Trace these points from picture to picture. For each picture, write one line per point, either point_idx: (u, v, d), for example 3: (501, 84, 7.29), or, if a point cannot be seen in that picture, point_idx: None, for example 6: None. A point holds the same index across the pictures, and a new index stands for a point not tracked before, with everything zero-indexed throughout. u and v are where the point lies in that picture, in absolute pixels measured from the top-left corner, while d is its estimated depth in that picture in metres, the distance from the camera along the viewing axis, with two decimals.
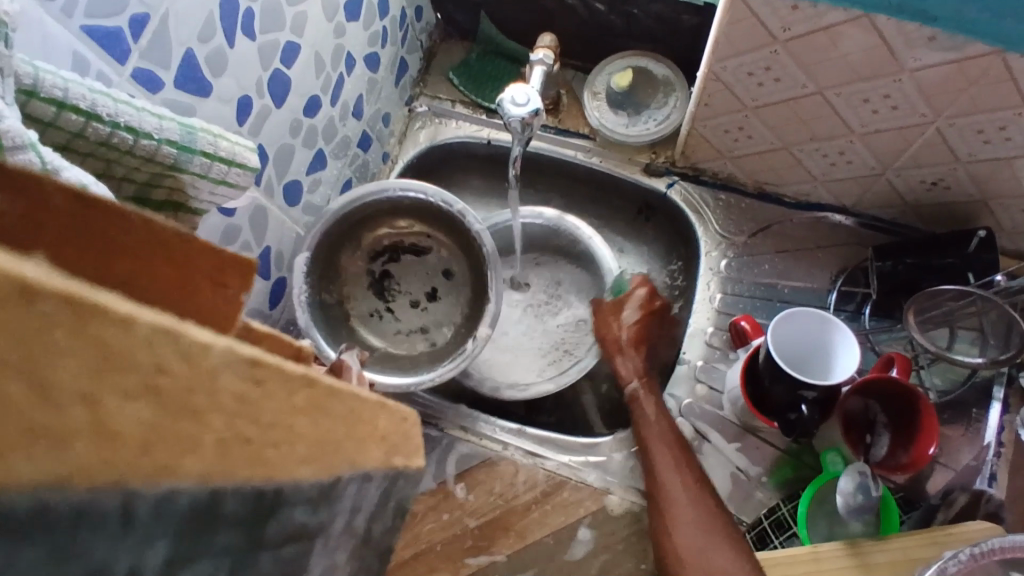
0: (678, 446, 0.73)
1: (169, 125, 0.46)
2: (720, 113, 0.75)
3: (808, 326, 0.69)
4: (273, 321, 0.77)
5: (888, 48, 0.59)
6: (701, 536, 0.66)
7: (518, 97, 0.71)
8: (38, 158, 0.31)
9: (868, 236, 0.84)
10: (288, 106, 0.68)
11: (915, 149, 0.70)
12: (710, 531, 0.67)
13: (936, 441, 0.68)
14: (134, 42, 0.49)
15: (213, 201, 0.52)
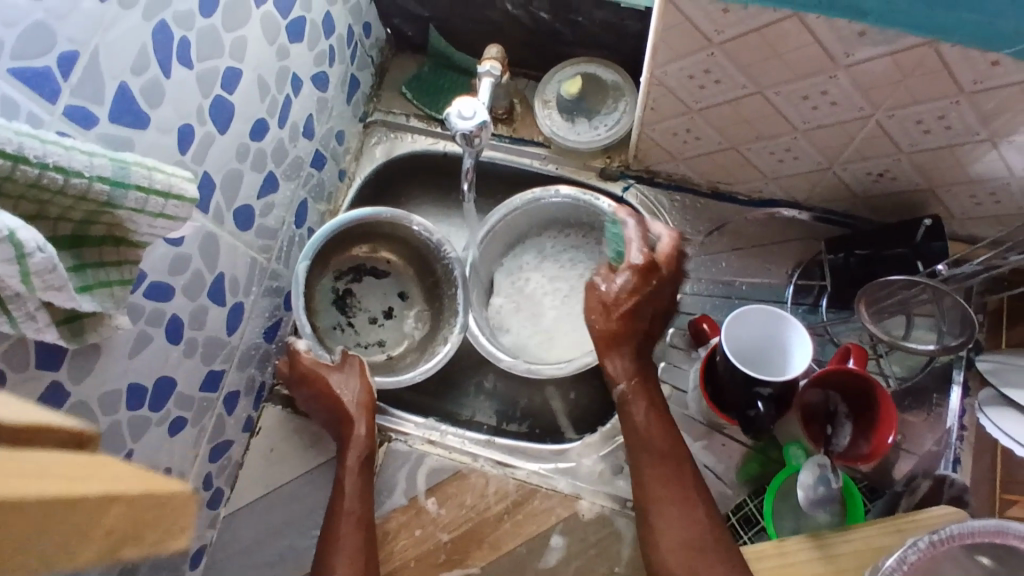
0: (676, 459, 0.71)
1: (100, 161, 0.46)
2: (667, 115, 0.76)
3: (754, 320, 0.70)
4: (233, 346, 0.77)
5: (821, 47, 0.59)
6: (698, 553, 0.66)
7: (465, 111, 0.71)
8: None
9: (822, 230, 0.86)
10: (232, 131, 0.68)
11: (858, 143, 0.70)
12: (708, 545, 0.66)
13: (894, 429, 0.70)
14: (64, 81, 0.49)
15: (154, 233, 0.53)
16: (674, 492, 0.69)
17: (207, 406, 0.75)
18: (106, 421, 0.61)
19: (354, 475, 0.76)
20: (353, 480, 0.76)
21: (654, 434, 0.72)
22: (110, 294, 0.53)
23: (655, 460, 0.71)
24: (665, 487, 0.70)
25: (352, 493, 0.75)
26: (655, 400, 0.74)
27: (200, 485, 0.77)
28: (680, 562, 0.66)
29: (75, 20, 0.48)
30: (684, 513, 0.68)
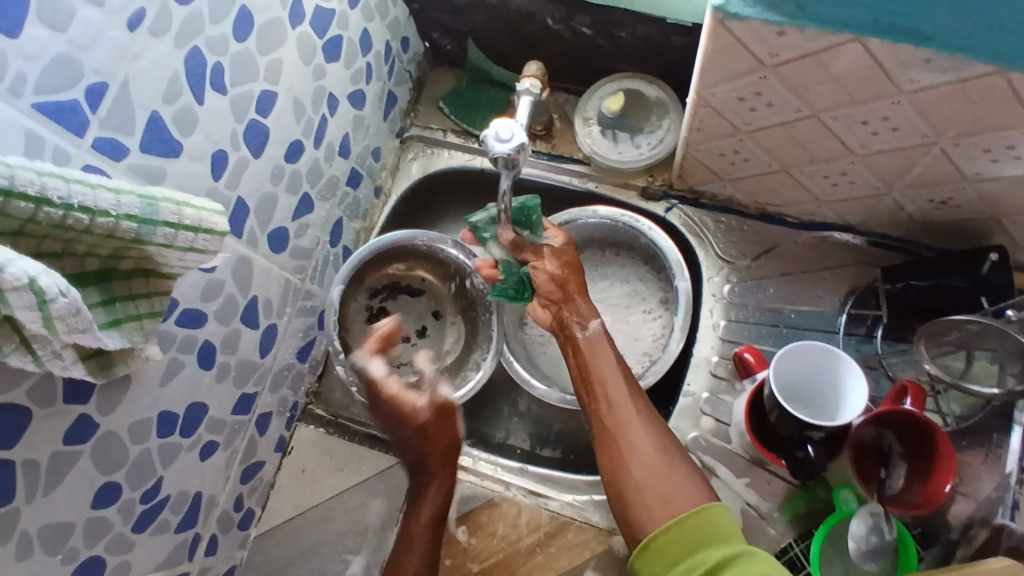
0: (633, 394, 0.72)
1: (127, 199, 0.45)
2: (714, 137, 0.73)
3: (817, 357, 0.68)
4: (266, 368, 0.76)
5: (882, 70, 0.55)
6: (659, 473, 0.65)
7: (502, 133, 0.69)
8: (22, 271, 0.38)
9: (879, 256, 0.81)
10: (266, 154, 0.67)
11: (920, 169, 0.66)
12: (667, 464, 0.65)
13: (953, 478, 0.65)
14: (92, 113, 0.48)
15: (184, 266, 0.52)
16: (633, 422, 0.69)
17: (239, 428, 0.74)
18: (137, 450, 0.61)
19: (437, 485, 0.74)
20: (433, 486, 0.74)
21: (611, 376, 0.73)
22: (140, 328, 0.52)
23: (613, 402, 0.71)
24: (633, 440, 0.68)
25: (430, 500, 0.73)
26: (613, 359, 0.75)
27: (231, 506, 0.77)
28: (641, 483, 0.64)
29: (99, 49, 0.47)
30: (643, 434, 0.68)
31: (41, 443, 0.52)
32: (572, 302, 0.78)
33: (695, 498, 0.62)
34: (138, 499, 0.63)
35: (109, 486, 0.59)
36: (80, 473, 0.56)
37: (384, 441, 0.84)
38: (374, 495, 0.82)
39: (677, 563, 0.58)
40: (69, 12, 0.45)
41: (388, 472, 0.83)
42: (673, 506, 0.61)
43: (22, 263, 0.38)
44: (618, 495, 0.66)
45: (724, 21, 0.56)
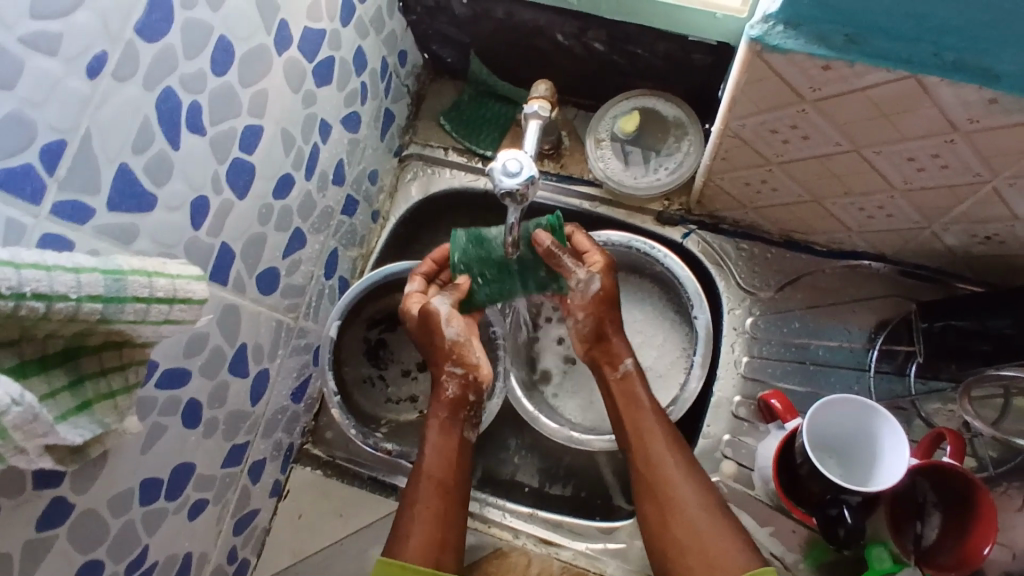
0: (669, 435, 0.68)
1: (90, 278, 0.40)
2: (741, 166, 0.67)
3: (850, 412, 0.64)
4: (258, 415, 0.72)
5: (942, 110, 0.50)
6: (703, 532, 0.61)
7: (510, 165, 0.63)
8: None
9: (912, 287, 0.76)
10: (252, 194, 0.61)
11: (968, 207, 0.60)
12: (710, 520, 0.62)
13: (993, 538, 0.59)
14: (49, 175, 0.43)
15: (160, 336, 0.47)
16: (675, 468, 0.65)
17: (230, 480, 0.70)
18: (119, 522, 0.56)
19: (430, 497, 0.67)
20: (427, 498, 0.67)
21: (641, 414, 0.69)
22: (114, 406, 0.47)
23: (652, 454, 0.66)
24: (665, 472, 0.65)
25: (420, 514, 0.66)
26: (644, 394, 0.70)
27: (225, 559, 0.72)
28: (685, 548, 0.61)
29: (58, 103, 0.42)
30: (685, 486, 0.64)
31: (9, 536, 0.46)
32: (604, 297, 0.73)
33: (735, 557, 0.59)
34: (122, 573, 0.58)
35: (91, 563, 0.54)
36: (57, 556, 0.51)
37: (384, 484, 0.79)
38: (375, 543, 0.77)
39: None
40: (18, 67, 0.40)
41: (389, 518, 0.78)
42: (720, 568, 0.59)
43: None
44: (663, 538, 0.63)
45: (762, 53, 0.50)
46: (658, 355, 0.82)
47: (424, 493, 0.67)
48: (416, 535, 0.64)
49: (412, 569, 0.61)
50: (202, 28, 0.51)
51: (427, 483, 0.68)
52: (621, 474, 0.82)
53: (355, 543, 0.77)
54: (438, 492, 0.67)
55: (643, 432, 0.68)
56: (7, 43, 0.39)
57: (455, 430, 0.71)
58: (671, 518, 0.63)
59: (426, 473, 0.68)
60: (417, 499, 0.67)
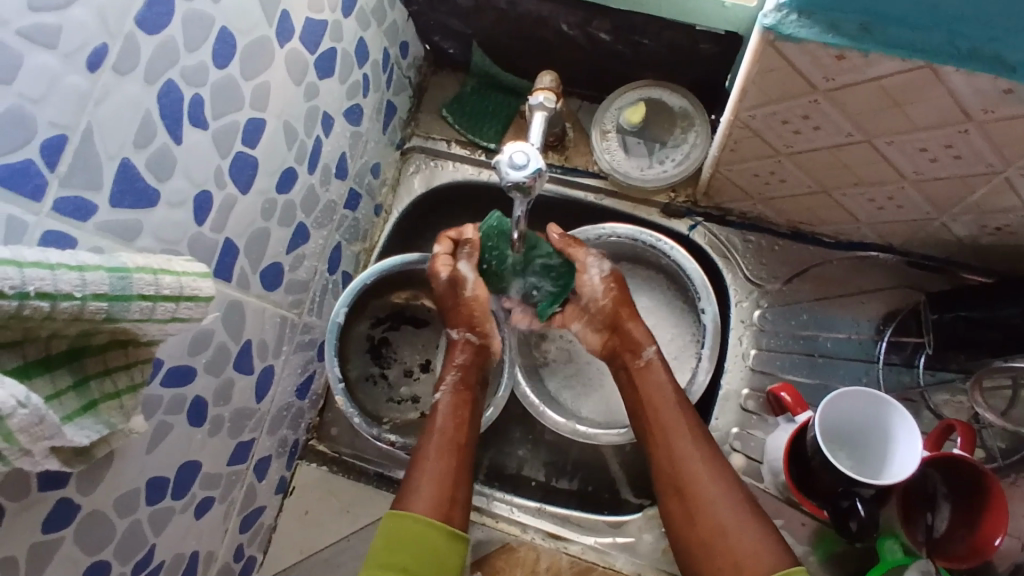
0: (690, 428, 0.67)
1: (94, 277, 0.39)
2: (750, 157, 0.67)
3: (863, 405, 0.64)
4: (264, 412, 0.71)
5: (955, 100, 0.49)
6: (727, 524, 0.61)
7: (516, 157, 0.62)
8: None
9: (921, 279, 0.75)
10: (256, 189, 0.60)
11: (979, 197, 0.59)
12: (739, 521, 0.61)
13: (1003, 529, 0.58)
14: (50, 172, 0.42)
15: (165, 335, 0.46)
16: (697, 457, 0.65)
17: (236, 478, 0.69)
18: (125, 522, 0.55)
19: (440, 451, 0.67)
20: (437, 453, 0.67)
21: (666, 408, 0.68)
22: (120, 406, 0.46)
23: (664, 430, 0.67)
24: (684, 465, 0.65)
25: (429, 468, 0.66)
26: (667, 385, 0.70)
27: (232, 557, 0.72)
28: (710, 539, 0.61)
29: (57, 98, 0.41)
30: (713, 480, 0.63)
31: (14, 539, 0.46)
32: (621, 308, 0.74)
33: (767, 559, 0.58)
34: (129, 572, 0.58)
35: (97, 565, 0.54)
36: (64, 558, 0.50)
37: (390, 480, 0.79)
38: None
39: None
40: (16, 62, 0.39)
41: None
42: (750, 568, 0.58)
43: None
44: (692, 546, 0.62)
45: (775, 43, 0.49)
46: (664, 349, 0.81)
47: (435, 448, 0.67)
48: (426, 488, 0.64)
49: (418, 518, 0.62)
50: (201, 19, 0.50)
51: (438, 438, 0.68)
52: (629, 467, 0.82)
53: (363, 540, 0.77)
54: (448, 448, 0.68)
55: (679, 435, 0.66)
56: (4, 36, 0.38)
57: (466, 391, 0.72)
58: (694, 508, 0.62)
59: (437, 431, 0.69)
60: (427, 456, 0.67)
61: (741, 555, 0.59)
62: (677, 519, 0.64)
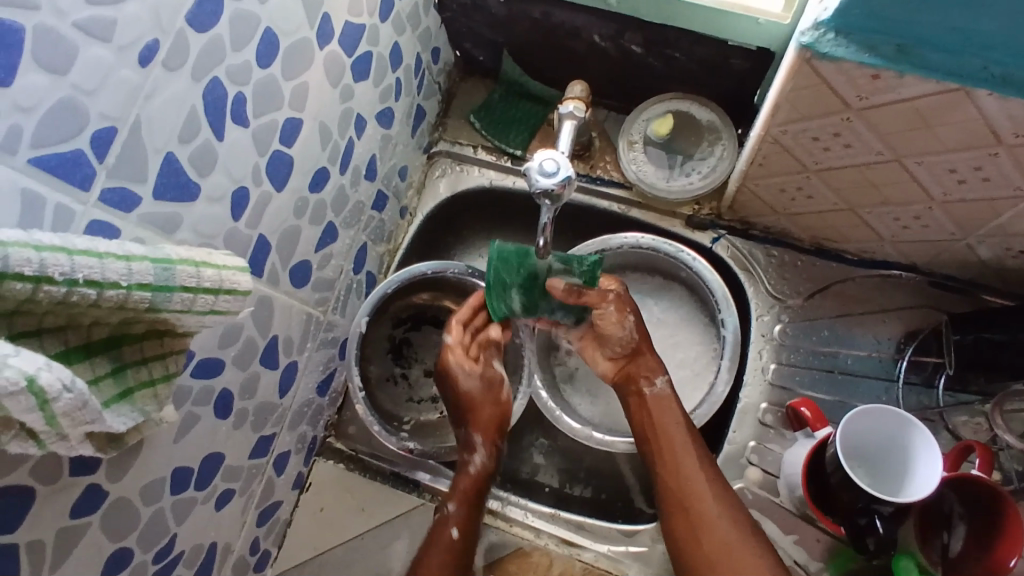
0: (703, 459, 0.68)
1: (140, 267, 0.40)
2: (778, 173, 0.67)
3: (885, 423, 0.64)
4: (286, 407, 0.72)
5: (989, 123, 0.49)
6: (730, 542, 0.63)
7: (546, 165, 0.63)
8: (20, 372, 0.33)
9: (942, 298, 0.75)
10: (290, 187, 0.61)
11: (1006, 220, 0.59)
12: (742, 539, 0.63)
13: (1019, 551, 0.58)
14: (99, 163, 0.43)
15: (202, 326, 0.47)
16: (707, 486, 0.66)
17: (256, 471, 0.70)
18: (149, 510, 0.56)
19: (440, 557, 0.68)
20: (438, 559, 0.68)
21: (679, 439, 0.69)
22: (153, 395, 0.47)
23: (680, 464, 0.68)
24: (699, 497, 0.66)
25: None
26: (677, 415, 0.71)
27: (248, 550, 0.72)
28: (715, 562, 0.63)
29: (108, 92, 0.42)
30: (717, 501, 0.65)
31: (44, 521, 0.46)
32: (640, 355, 0.73)
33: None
34: (150, 561, 0.58)
35: (121, 551, 0.54)
36: (89, 544, 0.51)
37: (408, 480, 0.80)
38: (395, 538, 0.77)
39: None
40: (72, 54, 0.40)
41: (409, 514, 0.78)
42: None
43: (17, 361, 0.33)
44: (689, 561, 0.65)
45: (812, 60, 0.50)
46: (683, 361, 0.82)
47: (436, 552, 0.68)
48: None
49: None
50: (247, 20, 0.51)
51: (442, 542, 0.69)
52: (644, 477, 0.82)
53: (376, 538, 0.77)
54: (451, 557, 0.68)
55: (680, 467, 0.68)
56: (60, 27, 0.39)
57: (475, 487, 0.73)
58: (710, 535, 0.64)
59: (442, 534, 0.70)
60: (427, 561, 0.68)
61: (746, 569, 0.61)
62: (681, 531, 0.66)
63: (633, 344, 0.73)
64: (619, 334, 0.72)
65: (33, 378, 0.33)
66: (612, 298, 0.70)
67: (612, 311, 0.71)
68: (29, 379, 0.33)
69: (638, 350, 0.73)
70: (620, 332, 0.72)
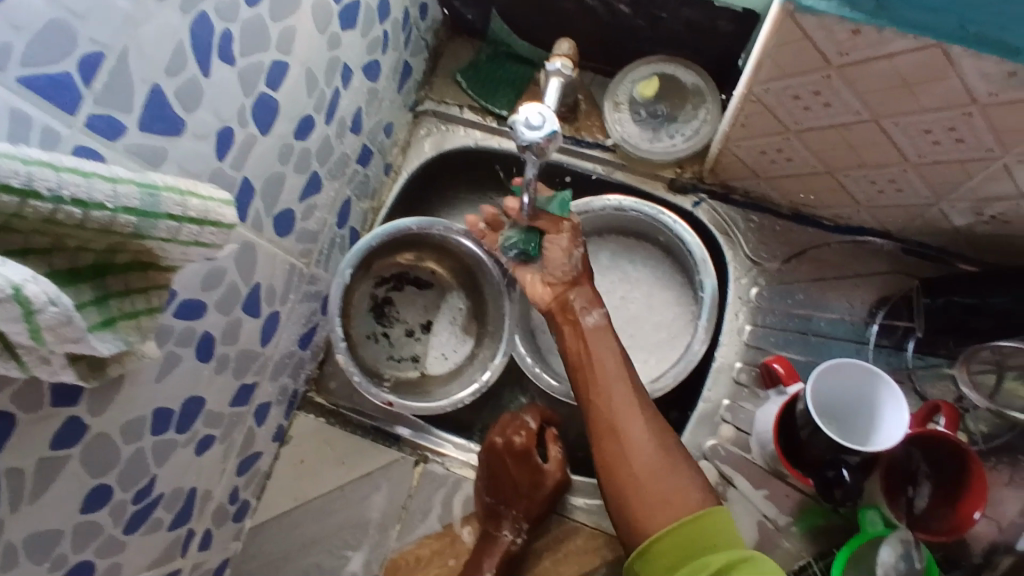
0: (634, 387, 0.68)
1: (126, 189, 0.40)
2: (759, 133, 0.68)
3: (857, 377, 0.66)
4: (267, 357, 0.72)
5: (963, 81, 0.50)
6: (655, 466, 0.62)
7: (532, 118, 0.63)
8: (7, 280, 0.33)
9: (915, 265, 0.77)
10: (275, 132, 0.61)
11: (978, 183, 0.61)
12: (668, 460, 0.63)
13: (982, 505, 0.62)
14: (86, 89, 0.43)
15: (186, 259, 0.47)
16: (632, 409, 0.66)
17: (237, 420, 0.70)
18: (130, 449, 0.56)
19: None
20: None
21: (606, 361, 0.69)
22: (136, 326, 0.47)
23: (606, 386, 0.68)
24: (623, 417, 0.65)
25: None
26: (612, 344, 0.70)
27: (227, 499, 0.73)
28: (639, 482, 0.62)
29: (99, 16, 0.42)
30: (642, 424, 0.65)
31: (25, 450, 0.46)
32: (578, 285, 0.73)
33: (694, 496, 0.60)
34: (130, 500, 0.59)
35: (101, 488, 0.55)
36: (68, 477, 0.51)
37: (387, 434, 0.81)
38: (375, 490, 0.78)
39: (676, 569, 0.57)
40: None
41: (390, 467, 0.79)
42: (676, 503, 0.60)
43: (6, 271, 0.33)
44: (614, 482, 0.64)
45: (795, 14, 0.51)
46: (662, 323, 0.83)
47: None
48: None
49: None
50: None
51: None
52: None
53: (356, 490, 0.78)
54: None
55: (607, 389, 0.67)
56: None
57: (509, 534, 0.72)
58: (633, 456, 0.63)
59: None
60: None
61: (670, 489, 0.61)
62: (608, 455, 0.65)
63: (574, 275, 0.73)
64: (562, 262, 0.73)
65: (19, 289, 0.34)
66: (566, 230, 0.73)
67: (562, 238, 0.72)
68: (15, 289, 0.33)
69: (576, 281, 0.73)
70: (563, 261, 0.73)
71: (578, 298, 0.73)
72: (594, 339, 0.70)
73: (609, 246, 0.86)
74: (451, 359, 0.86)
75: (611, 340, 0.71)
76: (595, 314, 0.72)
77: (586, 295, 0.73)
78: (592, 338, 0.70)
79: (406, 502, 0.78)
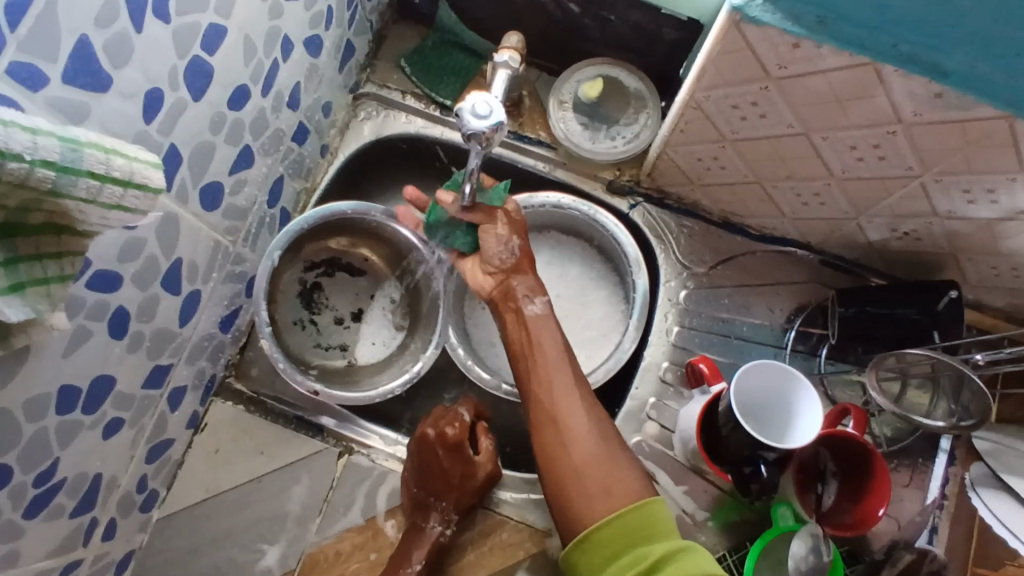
0: (575, 377, 0.68)
1: (45, 141, 0.37)
2: (697, 140, 0.71)
3: (774, 376, 0.69)
4: (185, 338, 0.68)
5: (890, 101, 0.53)
6: (595, 457, 0.63)
7: (479, 107, 0.63)
8: None
9: (830, 276, 0.82)
10: (208, 98, 0.58)
11: (894, 199, 0.65)
12: (607, 451, 0.64)
13: (886, 502, 0.66)
14: (9, 31, 0.39)
15: (105, 225, 0.43)
16: (572, 399, 0.66)
17: (149, 403, 0.66)
18: (32, 428, 0.52)
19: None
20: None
21: (548, 351, 0.69)
22: (47, 294, 0.43)
23: (546, 376, 0.68)
24: (564, 408, 0.66)
25: None
26: (554, 332, 0.70)
27: (134, 487, 0.68)
28: (580, 473, 0.63)
29: None
30: (581, 414, 0.65)
31: None
32: (520, 273, 0.73)
33: (634, 487, 0.61)
34: (30, 484, 0.54)
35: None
36: None
37: (310, 424, 0.78)
38: (295, 481, 0.75)
39: (616, 558, 0.58)
40: None
41: (311, 458, 0.76)
42: (616, 494, 0.61)
43: None
44: (553, 473, 0.64)
45: (741, 23, 0.53)
46: (594, 321, 0.84)
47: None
48: None
49: None
50: None
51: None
52: None
53: (275, 481, 0.75)
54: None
55: (548, 379, 0.67)
56: None
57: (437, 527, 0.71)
58: (573, 446, 0.64)
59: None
60: None
61: (610, 479, 0.62)
62: (548, 445, 0.65)
63: (514, 262, 0.73)
64: (499, 250, 0.73)
65: None
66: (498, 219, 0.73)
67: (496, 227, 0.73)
68: None
69: (518, 268, 0.73)
70: (501, 249, 0.73)
71: (519, 286, 0.72)
72: (535, 328, 0.70)
73: (545, 243, 0.87)
74: (381, 349, 0.85)
75: (552, 328, 0.71)
76: (538, 302, 0.72)
77: (529, 283, 0.73)
78: (535, 326, 0.71)
79: (328, 493, 0.75)
